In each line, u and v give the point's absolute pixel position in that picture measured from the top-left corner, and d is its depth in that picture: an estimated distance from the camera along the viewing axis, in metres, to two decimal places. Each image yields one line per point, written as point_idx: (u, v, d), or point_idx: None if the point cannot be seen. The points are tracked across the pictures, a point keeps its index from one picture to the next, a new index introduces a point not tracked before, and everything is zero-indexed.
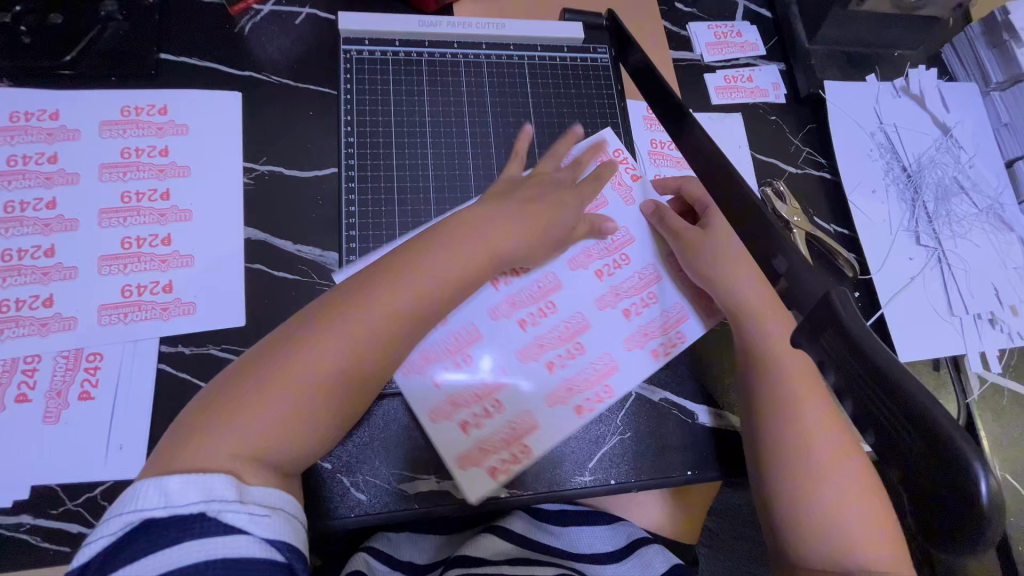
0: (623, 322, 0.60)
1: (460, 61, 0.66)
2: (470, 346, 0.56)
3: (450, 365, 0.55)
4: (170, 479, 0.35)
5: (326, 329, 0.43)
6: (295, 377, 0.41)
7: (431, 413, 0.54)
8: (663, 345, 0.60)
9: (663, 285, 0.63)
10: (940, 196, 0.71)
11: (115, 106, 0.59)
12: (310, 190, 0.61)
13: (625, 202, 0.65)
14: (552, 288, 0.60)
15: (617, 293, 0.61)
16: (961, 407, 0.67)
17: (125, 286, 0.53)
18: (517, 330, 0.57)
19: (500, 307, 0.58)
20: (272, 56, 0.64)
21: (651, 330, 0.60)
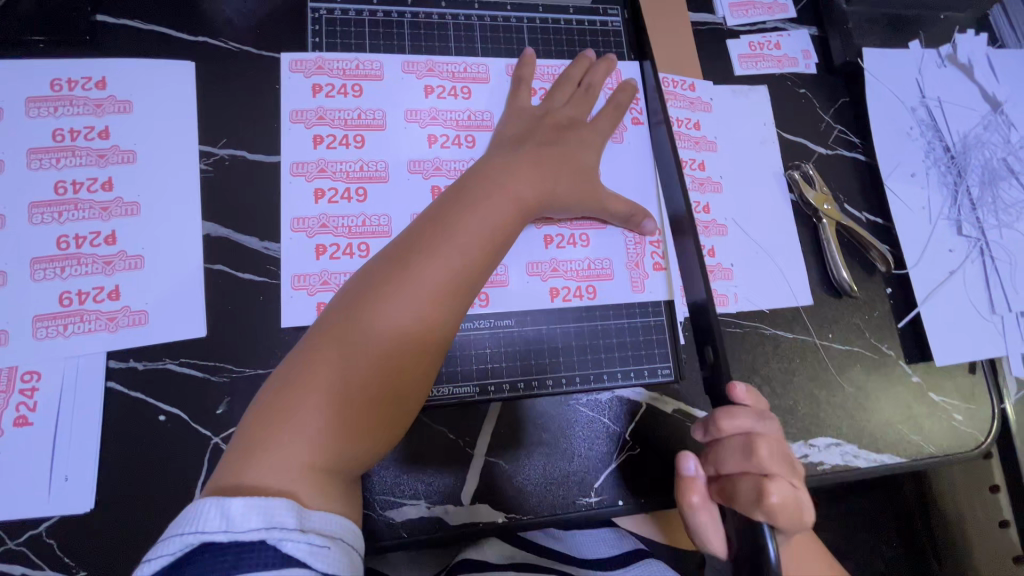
0: (548, 263, 0.54)
1: (449, 23, 0.57)
2: (372, 238, 0.51)
3: (343, 247, 0.50)
4: (234, 498, 0.30)
5: (370, 318, 0.37)
6: (343, 374, 0.35)
7: (299, 275, 0.50)
8: (570, 290, 0.54)
9: (601, 230, 0.56)
10: (987, 180, 0.64)
11: (44, 79, 0.50)
12: (275, 176, 0.52)
13: (614, 138, 0.58)
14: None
15: (557, 267, 0.54)
16: (997, 412, 0.61)
17: (64, 293, 0.46)
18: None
19: (423, 164, 0.53)
20: (228, 18, 0.55)
21: (559, 287, 0.54)
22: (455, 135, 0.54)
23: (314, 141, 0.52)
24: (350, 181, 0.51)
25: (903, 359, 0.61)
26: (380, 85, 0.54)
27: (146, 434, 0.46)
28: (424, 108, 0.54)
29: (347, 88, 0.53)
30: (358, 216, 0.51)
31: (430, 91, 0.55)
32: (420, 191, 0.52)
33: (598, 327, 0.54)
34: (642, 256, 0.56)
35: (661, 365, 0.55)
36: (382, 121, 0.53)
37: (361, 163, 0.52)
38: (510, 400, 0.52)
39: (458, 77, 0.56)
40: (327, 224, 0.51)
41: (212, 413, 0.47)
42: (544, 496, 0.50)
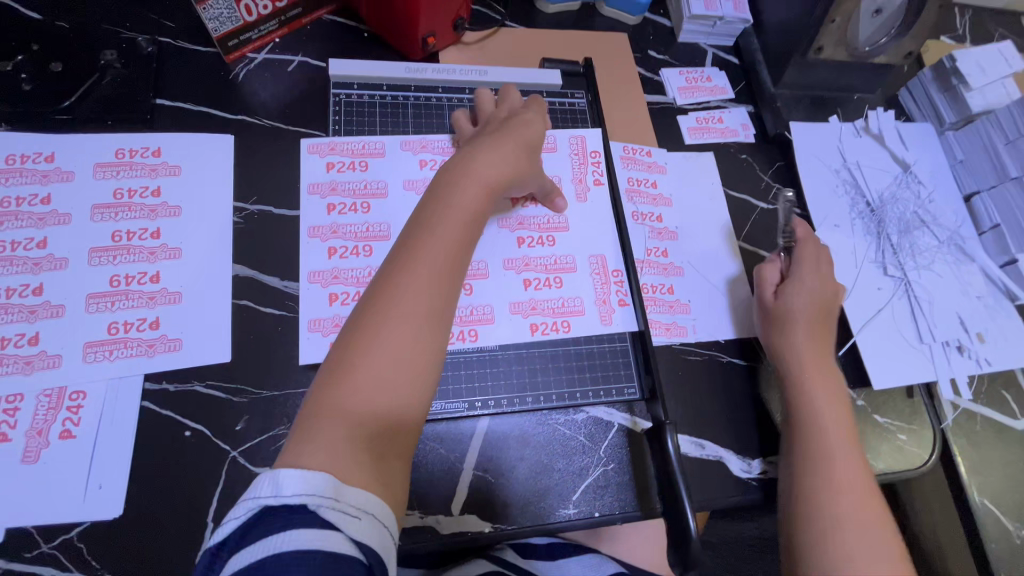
0: (526, 302, 0.63)
1: (445, 105, 0.69)
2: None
3: (351, 294, 0.59)
4: (283, 471, 0.35)
5: (388, 310, 0.42)
6: (374, 358, 0.40)
7: (314, 320, 0.57)
8: (546, 324, 0.62)
9: (573, 274, 0.65)
10: (903, 229, 0.75)
11: (110, 149, 0.60)
12: (297, 227, 0.62)
13: (579, 197, 0.69)
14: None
15: (535, 305, 0.63)
16: (938, 433, 0.68)
17: (112, 324, 0.54)
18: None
19: None
20: (264, 101, 0.67)
21: (538, 322, 0.62)
22: None
23: (326, 206, 0.62)
24: (359, 239, 0.61)
25: (847, 385, 0.69)
26: (381, 160, 0.65)
27: (173, 447, 0.52)
28: (420, 177, 0.65)
29: (354, 163, 0.64)
30: (364, 268, 0.60)
31: (423, 164, 0.66)
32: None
33: (571, 352, 0.62)
34: (608, 295, 0.65)
35: (627, 385, 0.62)
36: (382, 188, 0.64)
37: (368, 226, 0.62)
38: (495, 419, 0.59)
39: (448, 151, 0.66)
40: (337, 276, 0.59)
41: (232, 429, 0.53)
42: (526, 508, 0.56)
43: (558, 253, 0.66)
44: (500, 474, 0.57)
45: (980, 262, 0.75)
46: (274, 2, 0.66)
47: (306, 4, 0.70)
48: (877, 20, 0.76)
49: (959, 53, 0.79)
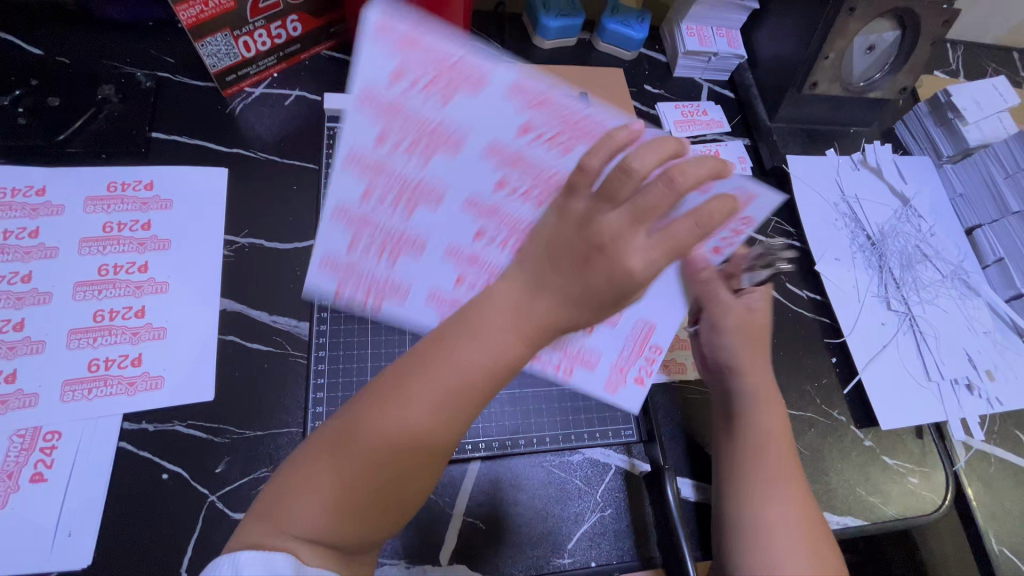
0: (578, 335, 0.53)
1: None
2: (404, 252, 0.47)
3: (378, 243, 0.47)
4: (241, 553, 0.34)
5: (406, 399, 0.36)
6: (374, 449, 0.36)
7: (328, 257, 0.46)
8: (561, 360, 0.53)
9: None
10: (905, 263, 0.74)
11: (102, 182, 0.60)
12: (288, 261, 0.61)
13: (713, 250, 0.52)
14: (494, 237, 0.46)
15: (558, 340, 0.53)
16: (951, 476, 0.65)
17: (92, 360, 0.53)
18: (451, 255, 0.47)
19: (478, 199, 0.46)
20: (260, 134, 0.67)
21: (553, 359, 0.53)
22: (526, 187, 0.45)
23: (377, 136, 0.44)
24: (401, 191, 0.45)
25: (854, 425, 0.66)
26: (476, 102, 0.43)
27: (149, 491, 0.50)
28: (511, 147, 0.44)
29: (438, 82, 0.42)
30: (397, 225, 0.46)
31: (523, 130, 0.44)
32: (461, 216, 0.46)
33: (565, 391, 0.59)
34: (630, 364, 0.56)
35: (624, 427, 0.59)
36: (468, 132, 0.44)
37: (420, 181, 0.45)
38: (486, 462, 0.56)
39: (569, 121, 0.44)
40: (365, 217, 0.46)
41: (212, 471, 0.51)
42: (519, 557, 0.53)
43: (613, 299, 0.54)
44: (491, 521, 0.54)
45: (986, 297, 0.74)
46: (272, 38, 0.67)
47: (305, 40, 0.70)
48: (870, 57, 0.76)
49: (953, 88, 0.80)
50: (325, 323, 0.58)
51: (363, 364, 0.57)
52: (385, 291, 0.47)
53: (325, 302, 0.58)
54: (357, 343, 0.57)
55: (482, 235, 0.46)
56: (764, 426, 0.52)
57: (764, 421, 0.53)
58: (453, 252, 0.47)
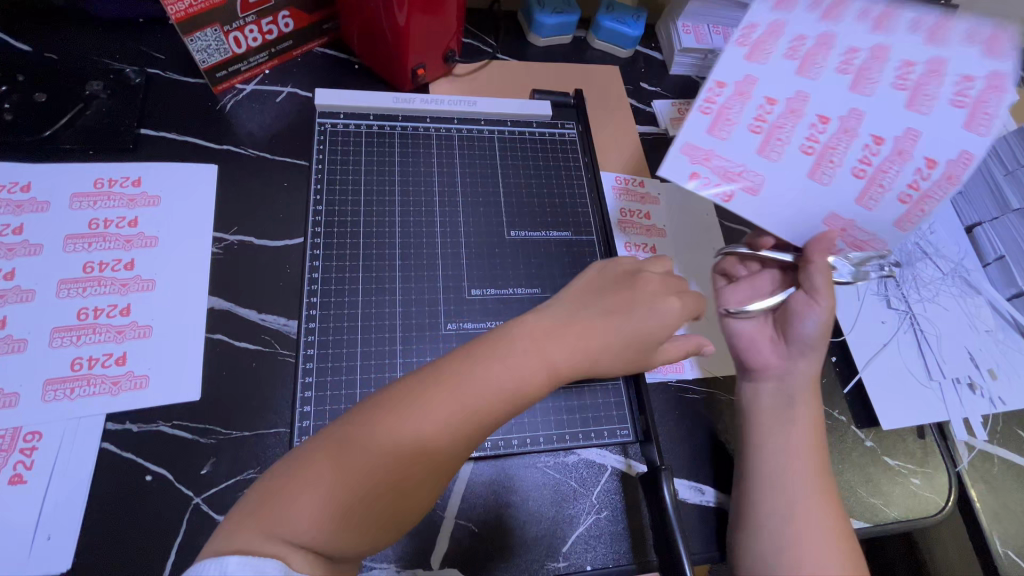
0: (884, 111, 0.46)
1: (432, 134, 0.67)
2: (806, 51, 0.46)
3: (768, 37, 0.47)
4: (232, 556, 0.33)
5: (428, 405, 0.40)
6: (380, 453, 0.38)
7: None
8: (707, 181, 0.48)
9: (756, 146, 0.47)
10: (904, 261, 0.73)
11: (89, 179, 0.59)
12: (277, 258, 0.60)
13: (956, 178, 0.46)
14: (779, 132, 0.47)
15: (709, 155, 0.48)
16: (954, 477, 0.64)
17: (75, 359, 0.51)
18: (740, 87, 0.47)
19: (907, 94, 0.46)
20: (250, 131, 0.67)
21: (700, 173, 0.48)
22: (932, 94, 0.45)
23: (856, 46, 0.46)
24: (803, 52, 0.46)
25: (854, 424, 0.65)
26: (955, 113, 0.45)
27: (132, 493, 0.48)
28: (947, 51, 0.45)
29: (982, 42, 0.45)
30: (795, 34, 0.46)
31: (878, 140, 0.46)
32: (784, 91, 0.47)
33: (561, 390, 0.58)
34: (888, 164, 0.47)
35: (619, 426, 0.57)
36: (930, 105, 0.45)
37: (863, 11, 0.46)
38: (478, 463, 0.55)
39: (998, 51, 0.45)
40: (820, 40, 0.46)
41: (196, 473, 0.50)
42: (512, 561, 0.52)
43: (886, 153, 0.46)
44: (484, 524, 0.53)
45: (987, 295, 0.73)
46: (264, 34, 0.66)
47: (296, 36, 0.69)
48: None
49: None
50: (313, 321, 0.56)
51: (352, 362, 0.55)
52: (754, 47, 0.47)
53: (314, 300, 0.57)
54: (345, 342, 0.56)
55: (784, 117, 0.47)
56: (806, 421, 0.53)
57: (806, 416, 0.53)
58: (757, 100, 0.47)
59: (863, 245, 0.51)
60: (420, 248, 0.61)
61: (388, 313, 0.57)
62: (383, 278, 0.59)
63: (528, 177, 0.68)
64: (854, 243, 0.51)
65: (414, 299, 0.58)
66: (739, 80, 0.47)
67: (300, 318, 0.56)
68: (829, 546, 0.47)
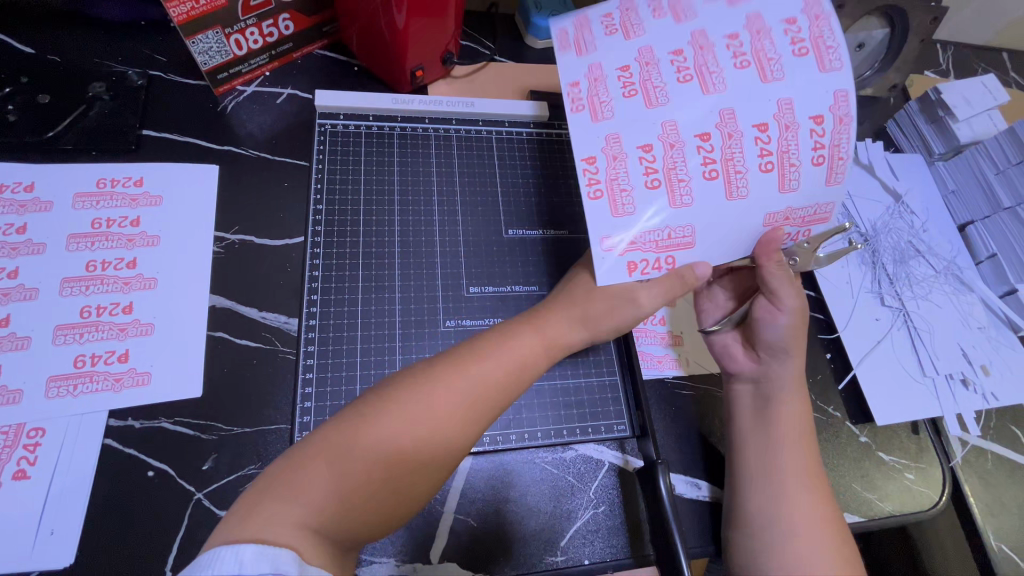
0: (751, 109, 0.50)
1: (431, 135, 0.68)
2: (649, 92, 0.51)
3: (628, 73, 0.51)
4: (245, 547, 0.33)
5: (429, 398, 0.42)
6: (384, 441, 0.39)
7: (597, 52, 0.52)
8: (647, 262, 0.50)
9: (666, 201, 0.50)
10: (898, 259, 0.74)
11: (92, 179, 0.60)
12: (278, 257, 0.61)
13: (828, 180, 0.51)
14: (679, 172, 0.50)
15: (636, 239, 0.50)
16: (947, 472, 0.65)
17: (78, 356, 0.52)
18: (610, 144, 0.50)
19: (718, 113, 0.50)
20: (251, 132, 0.67)
21: (637, 261, 0.50)
22: (758, 95, 0.50)
23: (730, 32, 0.51)
24: (692, 74, 0.51)
25: (849, 420, 0.66)
26: (807, 62, 0.50)
27: (134, 489, 0.49)
28: (754, 71, 0.50)
29: (799, 53, 0.51)
30: (640, 71, 0.51)
31: (762, 129, 0.50)
32: (652, 134, 0.50)
33: (557, 387, 0.59)
34: (775, 164, 0.50)
35: (616, 422, 0.58)
36: (782, 75, 0.50)
37: (692, 40, 0.51)
38: (477, 459, 0.55)
39: (814, 51, 0.51)
40: (651, 64, 0.51)
41: (198, 468, 0.50)
42: (511, 555, 0.52)
43: (741, 178, 0.50)
44: (483, 519, 0.53)
45: (980, 292, 0.74)
46: (264, 37, 0.67)
47: (297, 39, 0.70)
48: (859, 54, 0.77)
49: (943, 86, 0.80)
50: (314, 318, 0.57)
51: (352, 359, 0.56)
52: (594, 109, 0.50)
53: (314, 298, 0.58)
54: (345, 339, 0.56)
55: (672, 152, 0.50)
56: (791, 417, 0.54)
57: (790, 412, 0.54)
58: (631, 154, 0.50)
59: (812, 221, 0.52)
60: (419, 247, 0.62)
61: (387, 310, 0.58)
62: (382, 275, 0.60)
63: (525, 176, 0.69)
64: (800, 224, 0.52)
65: (413, 297, 0.59)
66: (606, 138, 0.50)
67: (301, 316, 0.57)
68: (816, 535, 0.48)
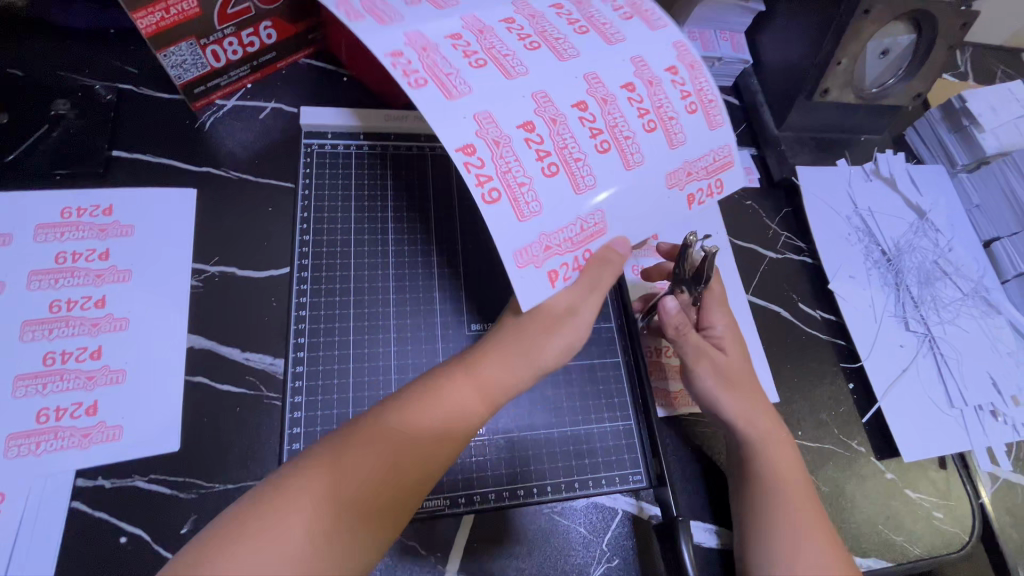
0: (613, 63, 0.44)
1: (427, 154, 0.63)
2: (495, 64, 0.42)
3: (472, 48, 0.42)
4: None
5: (427, 409, 0.42)
6: (374, 456, 0.38)
7: (414, 27, 0.42)
8: (566, 267, 0.41)
9: (566, 188, 0.41)
10: (923, 281, 0.70)
11: (55, 208, 0.55)
12: (263, 292, 0.56)
13: (711, 124, 0.45)
14: (573, 150, 0.41)
15: (549, 243, 0.40)
16: (978, 509, 0.61)
17: (42, 410, 0.47)
18: (483, 125, 0.39)
19: (584, 71, 0.43)
20: (232, 151, 0.62)
21: (557, 267, 0.41)
22: (564, 39, 0.44)
23: (555, 4, 0.47)
24: (530, 37, 0.44)
25: (874, 456, 0.62)
26: (636, 24, 0.47)
27: (105, 558, 0.44)
28: (561, 27, 0.45)
29: (636, 11, 0.48)
30: (512, 50, 0.43)
31: (630, 88, 0.44)
32: (525, 110, 0.41)
33: (566, 433, 0.55)
34: (660, 119, 0.44)
35: (631, 471, 0.54)
36: (622, 36, 0.45)
37: (511, 16, 0.45)
38: (481, 515, 0.51)
39: (634, 10, 0.48)
40: (487, 32, 0.43)
41: (176, 532, 0.46)
42: None
43: (628, 139, 0.43)
44: None
45: (1008, 315, 0.70)
46: (244, 46, 0.61)
47: (281, 48, 0.65)
48: (883, 61, 0.72)
49: (968, 93, 0.75)
50: (300, 364, 0.52)
51: (344, 408, 0.51)
52: (445, 87, 0.39)
53: (301, 341, 0.53)
54: (336, 387, 0.52)
55: (556, 128, 0.41)
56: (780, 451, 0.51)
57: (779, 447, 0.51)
58: (514, 136, 0.40)
59: (717, 167, 0.46)
60: (415, 282, 0.57)
61: (382, 353, 0.54)
62: (376, 315, 0.55)
63: None
64: (705, 170, 0.45)
65: (410, 337, 0.55)
66: (476, 117, 0.39)
67: (287, 360, 0.52)
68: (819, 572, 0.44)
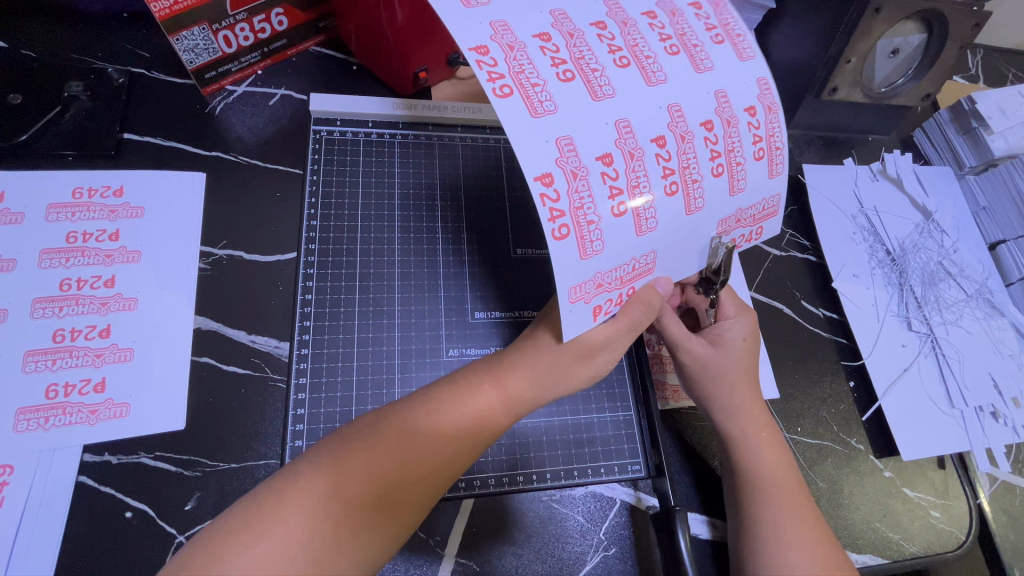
0: (696, 93, 0.43)
1: (434, 143, 0.64)
2: (582, 79, 0.40)
3: (560, 56, 0.40)
4: None
5: (444, 412, 0.42)
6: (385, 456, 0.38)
7: (500, 21, 0.39)
8: (610, 302, 0.42)
9: (630, 230, 0.40)
10: (927, 281, 0.70)
11: (67, 188, 0.55)
12: (270, 276, 0.56)
13: (771, 173, 0.46)
14: (642, 187, 0.40)
15: (602, 282, 0.40)
16: (975, 509, 0.61)
17: (51, 385, 0.48)
18: (563, 153, 0.37)
19: (666, 101, 0.42)
20: (241, 136, 0.63)
21: (602, 303, 0.42)
22: (656, 62, 0.42)
23: (647, 10, 0.45)
24: (622, 53, 0.42)
25: (872, 453, 0.62)
26: (725, 49, 0.45)
27: (110, 531, 0.45)
28: (654, 43, 0.43)
29: (731, 40, 0.46)
30: (601, 66, 0.41)
31: (708, 126, 0.43)
32: (606, 139, 0.39)
33: (568, 422, 0.55)
34: (728, 163, 0.44)
35: (630, 461, 0.55)
36: (711, 65, 0.44)
37: (604, 25, 0.43)
38: (481, 500, 0.52)
39: (724, 32, 0.46)
40: (576, 36, 0.41)
41: (180, 509, 0.47)
42: None
43: (696, 180, 0.42)
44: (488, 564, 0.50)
45: (1011, 318, 0.70)
46: (255, 33, 0.61)
47: (292, 35, 0.65)
48: (893, 61, 0.72)
49: (977, 95, 0.75)
50: (305, 347, 0.52)
51: (347, 392, 0.52)
52: (530, 101, 0.37)
53: (307, 325, 0.53)
54: (341, 370, 0.52)
55: (631, 163, 0.40)
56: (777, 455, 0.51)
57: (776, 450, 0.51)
58: (592, 168, 0.38)
59: (763, 216, 0.48)
60: (422, 270, 0.58)
61: (386, 338, 0.54)
62: (381, 301, 0.55)
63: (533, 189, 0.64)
64: (752, 219, 0.48)
65: (414, 324, 0.55)
66: (557, 142, 0.37)
67: (292, 343, 0.53)
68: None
